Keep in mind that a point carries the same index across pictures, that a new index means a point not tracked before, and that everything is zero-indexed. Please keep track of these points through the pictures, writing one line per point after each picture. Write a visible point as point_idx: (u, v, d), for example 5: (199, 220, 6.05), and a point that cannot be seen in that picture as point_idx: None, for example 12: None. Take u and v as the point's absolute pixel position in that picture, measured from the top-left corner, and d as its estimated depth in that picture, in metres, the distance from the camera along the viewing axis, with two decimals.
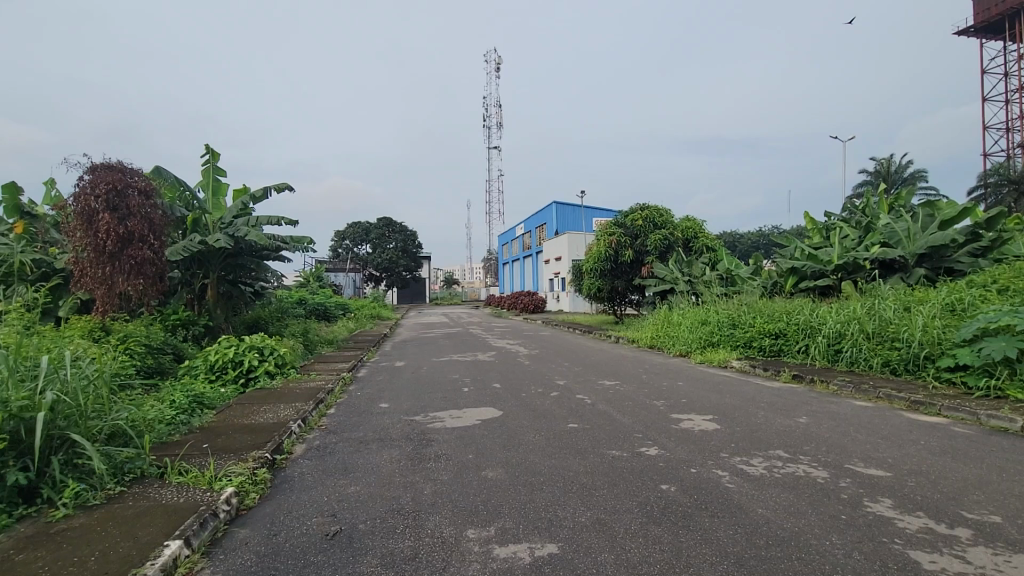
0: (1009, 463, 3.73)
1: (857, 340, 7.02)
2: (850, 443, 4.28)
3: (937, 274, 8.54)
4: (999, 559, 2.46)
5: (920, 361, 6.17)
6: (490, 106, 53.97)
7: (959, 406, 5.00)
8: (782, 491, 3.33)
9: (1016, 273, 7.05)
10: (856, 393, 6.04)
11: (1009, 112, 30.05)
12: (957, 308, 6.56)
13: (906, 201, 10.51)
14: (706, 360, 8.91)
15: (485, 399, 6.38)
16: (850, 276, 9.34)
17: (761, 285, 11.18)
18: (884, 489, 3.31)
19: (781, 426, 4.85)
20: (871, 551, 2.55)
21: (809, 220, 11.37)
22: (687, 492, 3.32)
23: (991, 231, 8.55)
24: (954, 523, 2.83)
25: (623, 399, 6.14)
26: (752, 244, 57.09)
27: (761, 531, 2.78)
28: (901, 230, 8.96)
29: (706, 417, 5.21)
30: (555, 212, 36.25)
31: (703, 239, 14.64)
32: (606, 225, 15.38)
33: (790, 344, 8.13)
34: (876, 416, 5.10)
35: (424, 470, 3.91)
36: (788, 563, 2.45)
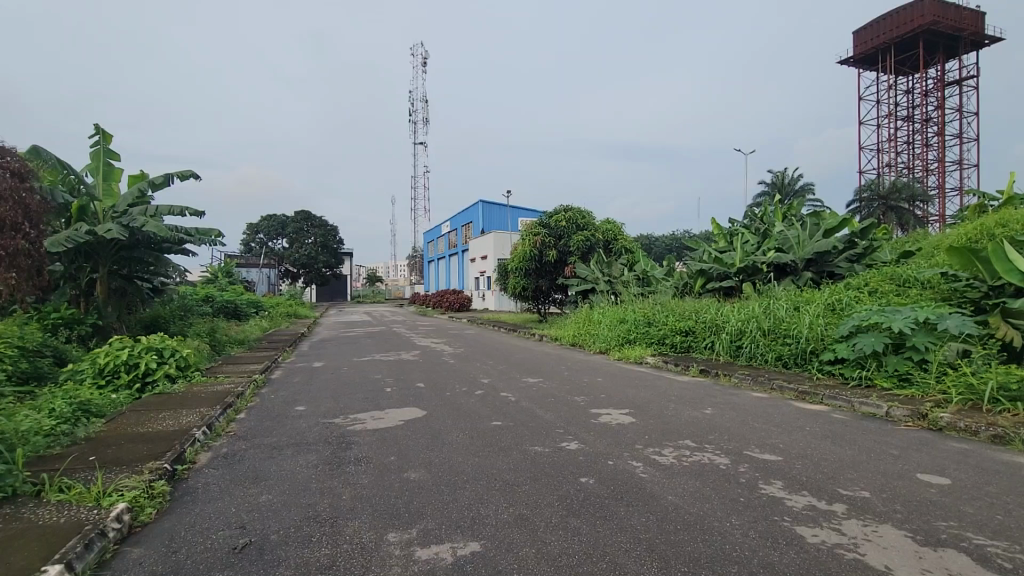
0: (875, 444, 4.27)
1: (755, 337, 7.68)
2: (747, 431, 4.68)
3: (821, 277, 9.54)
4: (868, 530, 2.81)
5: (806, 355, 6.87)
6: (416, 101, 53.02)
7: (837, 395, 5.64)
8: (689, 478, 3.58)
9: (884, 278, 8.06)
10: (754, 385, 6.62)
11: (881, 136, 34.10)
12: (836, 308, 7.38)
13: (798, 211, 11.64)
14: (623, 357, 9.36)
15: (409, 399, 6.28)
16: (750, 278, 10.19)
17: (673, 285, 11.90)
18: (776, 472, 3.67)
19: (689, 417, 5.21)
20: (765, 529, 2.82)
21: (716, 225, 12.26)
22: (604, 484, 3.48)
23: (865, 241, 9.69)
24: (832, 500, 3.19)
25: (545, 396, 6.30)
26: (666, 247, 60.53)
27: (671, 517, 2.98)
28: (793, 237, 9.91)
29: (623, 411, 5.47)
30: (481, 211, 36.29)
31: (622, 241, 15.33)
32: (531, 225, 15.66)
33: (698, 341, 8.73)
34: (770, 406, 5.62)
35: (343, 474, 3.79)
36: (693, 545, 2.66)
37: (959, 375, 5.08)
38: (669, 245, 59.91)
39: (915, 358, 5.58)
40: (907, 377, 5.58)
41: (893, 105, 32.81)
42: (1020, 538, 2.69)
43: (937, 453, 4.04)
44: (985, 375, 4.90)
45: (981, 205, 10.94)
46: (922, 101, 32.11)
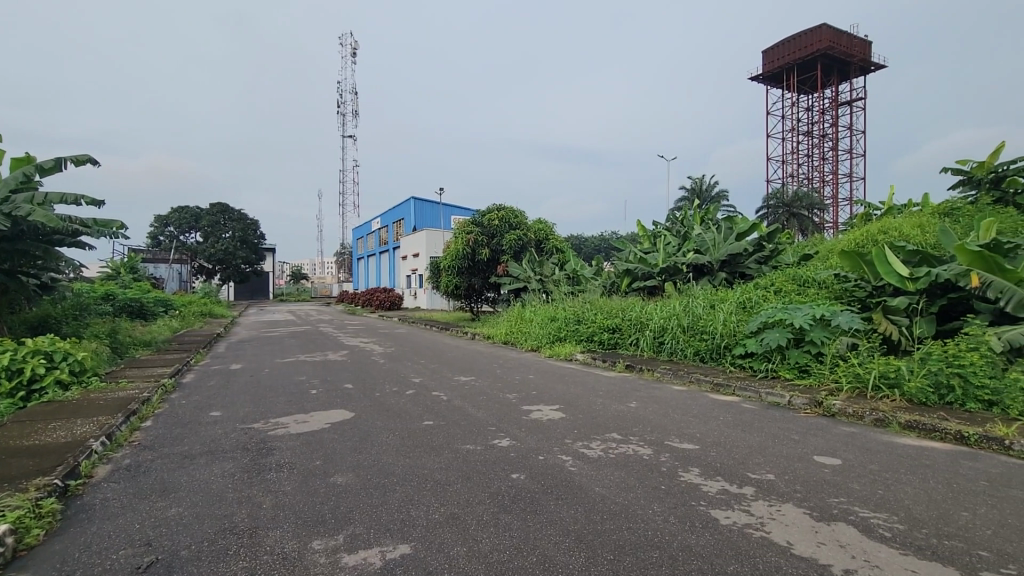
0: (779, 430, 4.67)
1: (675, 333, 8.12)
2: (668, 422, 4.95)
3: (734, 278, 10.27)
4: (772, 509, 3.07)
5: (721, 349, 7.37)
6: (345, 92, 51.17)
7: (747, 386, 6.11)
8: (615, 469, 3.74)
9: (787, 278, 8.81)
10: (674, 379, 7.01)
11: (785, 148, 37.25)
12: (747, 306, 7.97)
13: (714, 216, 12.44)
14: (554, 354, 9.58)
15: (336, 400, 6.07)
16: (671, 278, 10.77)
17: (601, 284, 12.32)
18: (693, 460, 3.92)
19: (616, 410, 5.44)
20: (683, 514, 3.00)
21: (641, 227, 12.83)
22: (534, 479, 3.56)
23: (771, 244, 10.54)
24: (743, 483, 3.46)
25: (477, 394, 6.32)
26: (595, 247, 62.72)
27: (598, 508, 3.10)
28: (710, 240, 10.59)
29: (553, 407, 5.61)
30: (412, 208, 35.69)
31: (553, 241, 15.65)
32: (464, 223, 15.62)
33: (624, 338, 9.10)
34: (688, 398, 5.97)
35: (263, 481, 3.60)
36: (617, 534, 2.78)
37: (849, 366, 5.66)
38: (597, 246, 62.10)
39: (812, 351, 6.15)
40: (805, 368, 6.14)
41: (796, 121, 35.88)
42: (897, 509, 3.06)
43: (830, 436, 4.49)
44: (869, 365, 5.50)
45: (867, 214, 12.25)
46: (820, 119, 35.39)
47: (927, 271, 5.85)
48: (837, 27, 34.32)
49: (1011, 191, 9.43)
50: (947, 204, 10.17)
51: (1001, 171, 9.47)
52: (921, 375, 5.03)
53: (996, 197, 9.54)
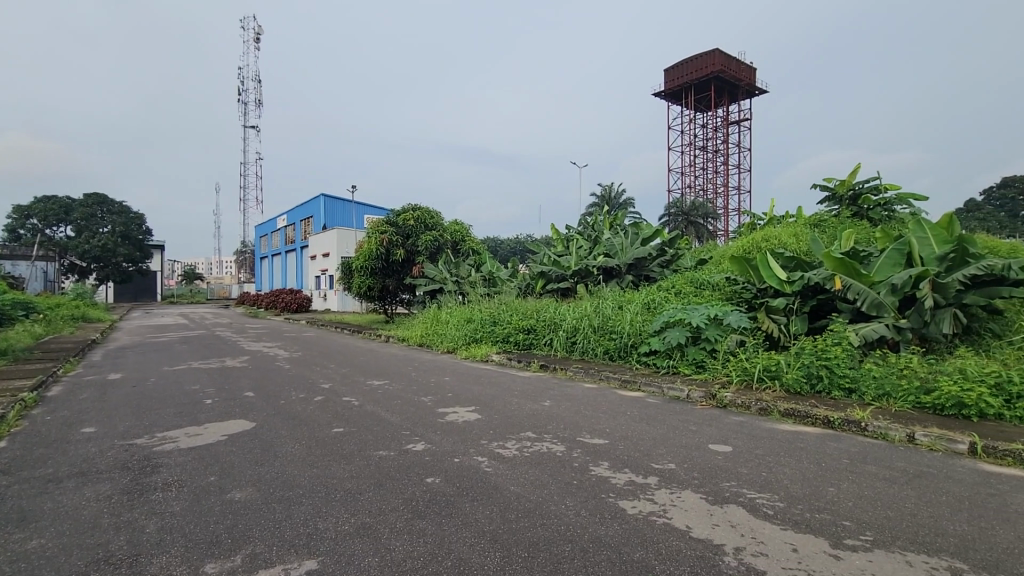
0: (679, 422, 5.02)
1: (586, 333, 8.45)
2: (580, 419, 5.14)
3: (639, 280, 10.89)
4: (673, 497, 3.30)
5: (628, 348, 7.78)
6: (247, 79, 47.79)
7: (651, 382, 6.50)
8: (530, 467, 3.82)
9: (686, 281, 9.50)
10: (585, 377, 7.29)
11: (684, 161, 40.15)
12: (651, 307, 8.49)
13: (621, 221, 13.11)
14: (470, 355, 9.59)
15: (236, 410, 5.64)
16: (583, 280, 11.18)
17: (517, 286, 12.54)
18: (603, 454, 4.10)
19: (530, 410, 5.55)
20: (594, 507, 3.14)
21: (555, 230, 13.20)
22: (449, 482, 3.54)
23: (672, 249, 11.31)
24: (648, 473, 3.68)
25: (391, 398, 6.16)
26: (510, 249, 63.65)
27: (513, 506, 3.15)
28: (618, 244, 11.16)
29: (469, 408, 5.61)
30: (322, 205, 34.07)
31: (469, 243, 15.64)
32: (377, 223, 15.17)
33: (538, 338, 9.31)
34: (599, 395, 6.24)
35: (147, 503, 3.26)
36: (532, 531, 2.84)
37: (738, 361, 6.22)
38: (512, 248, 63.14)
39: (707, 347, 6.68)
40: (701, 363, 6.65)
41: (694, 136, 38.82)
42: (778, 489, 3.41)
43: (722, 425, 4.90)
44: (754, 360, 6.07)
45: (752, 224, 13.54)
46: (714, 135, 38.56)
47: (800, 275, 6.59)
48: (728, 53, 37.60)
49: (865, 207, 10.87)
50: (816, 216, 11.51)
51: (858, 189, 10.88)
52: (796, 368, 5.64)
53: (854, 211, 10.95)
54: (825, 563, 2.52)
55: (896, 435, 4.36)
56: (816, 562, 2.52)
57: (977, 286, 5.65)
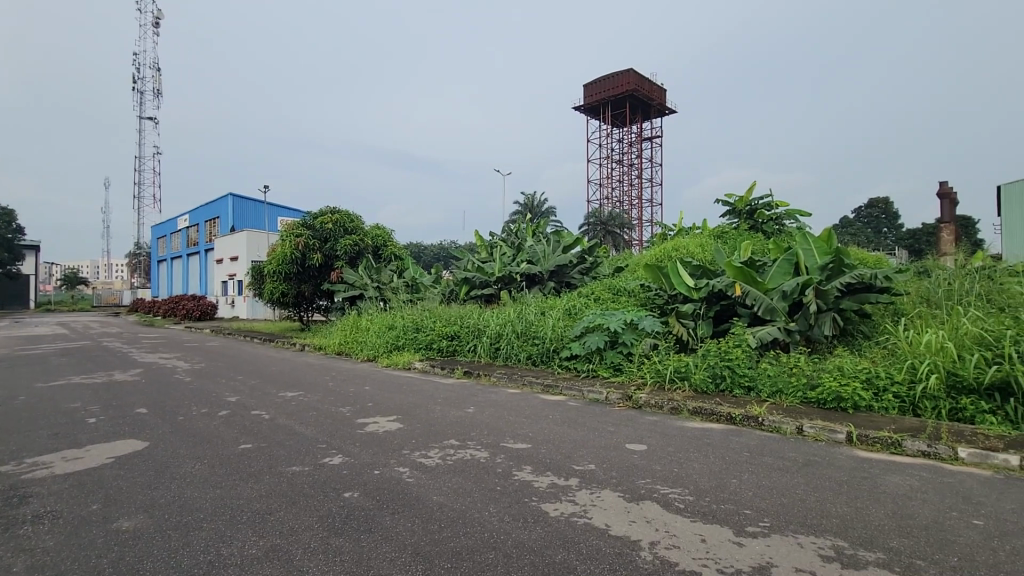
0: (598, 424, 5.20)
1: (510, 339, 8.53)
2: (503, 425, 5.17)
3: (561, 287, 11.19)
4: (594, 497, 3.40)
5: (550, 353, 7.95)
6: (144, 66, 43.80)
7: (572, 385, 6.68)
8: (453, 475, 3.78)
9: (605, 288, 9.89)
10: (509, 383, 7.35)
11: (603, 173, 41.94)
12: (572, 313, 8.76)
13: (543, 230, 13.41)
14: (391, 363, 9.35)
15: (124, 429, 5.08)
16: (506, 286, 11.28)
17: (440, 293, 12.41)
18: (526, 458, 4.15)
19: (453, 417, 5.50)
20: (517, 512, 3.16)
21: (479, 237, 13.23)
22: (368, 495, 3.41)
23: (592, 257, 11.72)
24: (569, 475, 3.77)
25: (305, 410, 5.85)
26: (434, 255, 63.04)
27: (435, 517, 3.09)
28: (540, 251, 11.41)
29: (390, 418, 5.46)
30: (230, 206, 31.85)
31: (391, 248, 15.26)
32: (292, 225, 14.43)
33: (462, 345, 9.26)
34: (522, 400, 6.31)
35: (11, 539, 2.85)
36: (455, 540, 2.81)
37: (652, 364, 6.56)
38: (436, 254, 62.61)
39: (624, 351, 6.99)
40: (618, 366, 6.95)
41: (611, 149, 40.67)
42: (688, 483, 3.63)
43: (638, 425, 5.13)
44: (666, 362, 6.43)
45: (663, 234, 14.39)
46: (629, 150, 40.65)
47: (706, 283, 7.08)
48: (642, 73, 39.90)
49: (760, 221, 11.94)
50: (719, 228, 12.46)
51: (754, 205, 11.91)
52: (703, 369, 6.05)
53: (751, 225, 11.95)
54: (730, 550, 2.71)
55: (787, 428, 4.80)
56: (722, 551, 2.70)
57: (852, 293, 6.36)
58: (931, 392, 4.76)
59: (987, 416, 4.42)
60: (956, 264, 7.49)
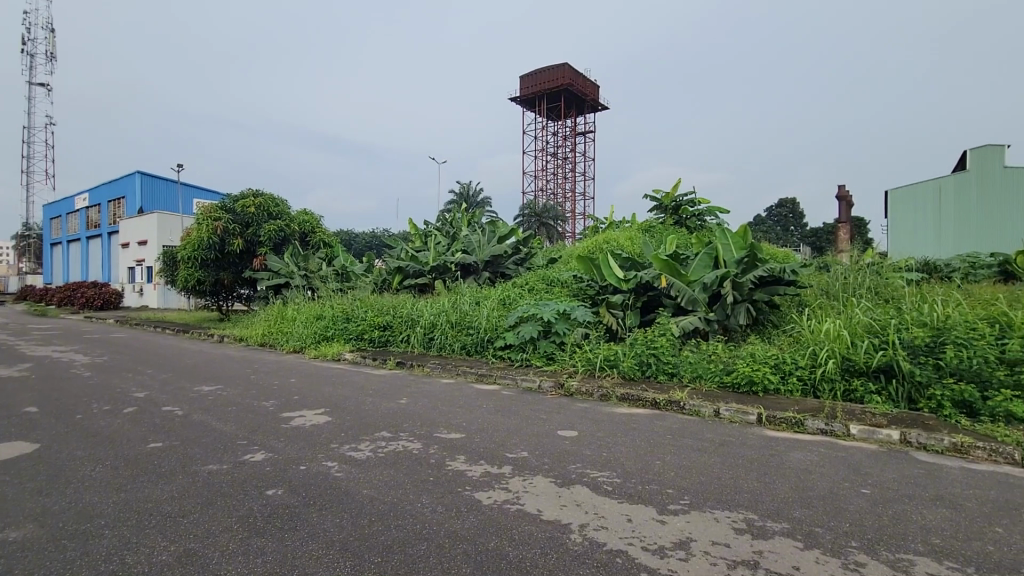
0: (531, 412, 5.29)
1: (444, 329, 8.46)
2: (437, 415, 5.14)
3: (495, 277, 11.22)
4: (526, 483, 3.47)
5: (484, 342, 7.98)
6: (33, 25, 39.10)
7: (506, 374, 6.75)
8: (384, 468, 3.71)
9: (539, 278, 10.04)
10: (443, 373, 7.30)
11: (538, 165, 42.35)
12: (506, 302, 8.84)
13: (478, 220, 13.36)
14: (319, 354, 9.00)
15: (9, 430, 4.55)
16: (441, 276, 11.16)
17: (372, 282, 12.09)
18: (458, 448, 4.15)
19: (385, 408, 5.39)
20: (450, 502, 3.16)
21: (413, 225, 12.96)
22: (293, 492, 3.27)
23: (526, 248, 11.83)
24: (502, 463, 3.81)
25: (225, 405, 5.51)
26: (366, 244, 61.20)
27: (365, 511, 3.02)
28: (475, 242, 11.36)
29: (317, 411, 5.25)
30: (138, 184, 29.27)
31: (320, 234, 14.61)
32: (210, 208, 13.46)
33: (395, 335, 9.06)
34: (456, 390, 6.29)
35: None
36: (385, 534, 2.76)
37: (583, 352, 6.76)
38: (367, 243, 60.83)
39: (556, 341, 7.15)
40: (551, 355, 7.10)
41: (546, 142, 41.10)
42: (615, 466, 3.78)
43: (569, 412, 5.28)
44: (596, 351, 6.66)
45: (595, 227, 14.79)
46: (563, 143, 41.31)
47: (634, 274, 7.36)
48: (576, 69, 40.54)
49: (685, 217, 12.57)
50: (647, 223, 12.98)
51: (679, 201, 12.51)
52: (630, 357, 6.31)
53: (676, 220, 12.55)
54: (653, 528, 2.86)
55: (706, 412, 5.12)
56: (646, 529, 2.85)
57: (764, 285, 6.85)
58: (829, 375, 5.24)
59: (874, 395, 4.95)
60: (851, 259, 8.27)
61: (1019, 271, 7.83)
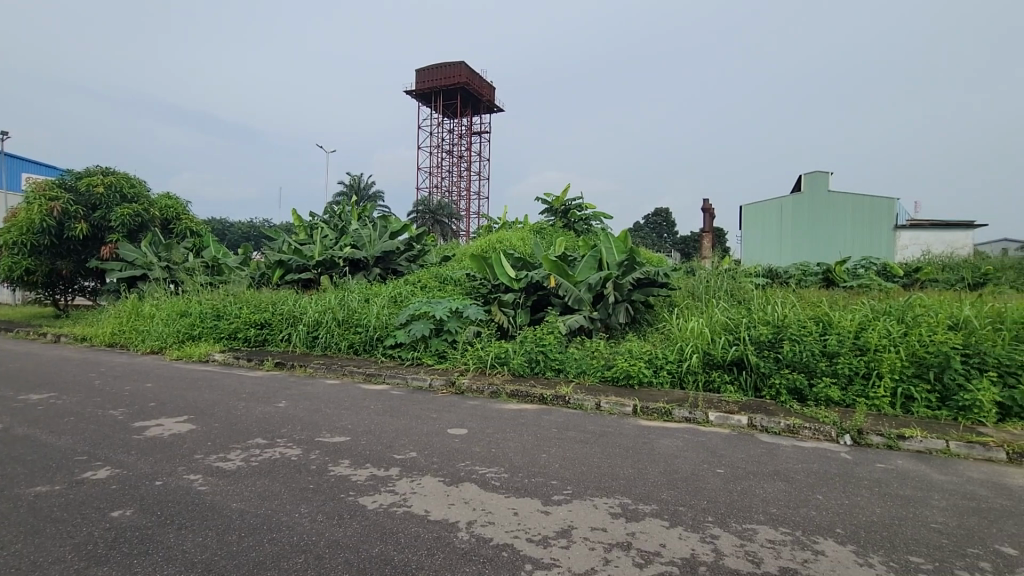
0: (421, 411, 5.23)
1: (329, 327, 8.04)
2: (319, 418, 4.87)
3: (386, 274, 10.89)
4: (414, 485, 3.41)
5: (374, 341, 7.72)
6: None
7: (396, 373, 6.59)
8: (257, 478, 3.43)
9: (431, 276, 9.96)
10: (328, 374, 6.93)
11: (433, 161, 41.81)
12: (397, 300, 8.65)
13: (370, 214, 12.90)
14: (183, 355, 8.08)
15: None
16: (328, 271, 10.56)
17: (249, 276, 11.13)
18: (342, 452, 3.97)
19: (260, 413, 4.99)
20: (331, 509, 3.01)
21: (297, 216, 12.17)
22: (147, 512, 2.91)
23: (419, 245, 11.63)
24: (389, 465, 3.72)
25: (57, 415, 4.72)
26: (243, 234, 56.17)
27: (234, 526, 2.78)
28: (366, 236, 10.95)
29: (178, 419, 4.71)
30: None
31: (187, 221, 13.10)
32: (43, 184, 11.46)
33: (274, 334, 8.41)
34: (341, 391, 6.01)
35: None
36: (257, 550, 2.56)
37: (475, 350, 6.82)
38: (244, 233, 55.85)
39: (448, 339, 7.13)
40: (443, 354, 7.07)
41: (441, 138, 40.74)
42: (503, 461, 3.88)
43: (459, 410, 5.31)
44: (487, 349, 6.76)
45: (489, 227, 14.97)
46: (458, 142, 41.24)
47: (525, 275, 7.58)
48: (472, 69, 40.64)
49: (573, 220, 13.19)
50: (539, 224, 13.45)
51: (569, 206, 13.15)
52: (520, 354, 6.50)
53: (565, 223, 13.16)
54: (538, 520, 2.97)
55: (588, 405, 5.43)
56: (531, 521, 2.95)
57: (641, 287, 7.43)
58: (693, 368, 5.83)
59: (728, 385, 5.61)
60: (712, 265, 9.29)
61: (837, 279, 9.34)
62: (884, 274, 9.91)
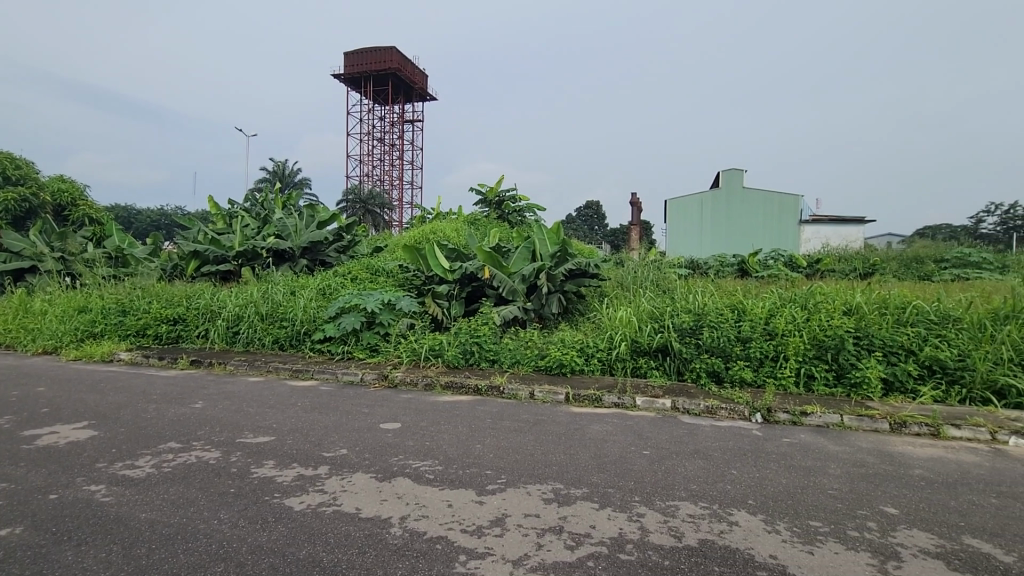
0: (352, 406, 5.09)
1: (251, 321, 7.60)
2: (241, 418, 4.61)
3: (314, 265, 10.43)
4: (344, 483, 3.32)
5: (301, 335, 7.38)
6: None
7: (325, 369, 6.35)
8: (170, 485, 3.20)
9: (362, 267, 9.66)
10: (250, 371, 6.57)
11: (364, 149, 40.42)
12: (326, 292, 8.32)
13: (296, 202, 12.29)
14: (82, 355, 7.36)
15: None
16: (249, 262, 9.98)
17: (159, 267, 10.30)
18: (266, 453, 3.78)
19: (174, 415, 4.64)
20: (254, 513, 2.87)
21: (213, 204, 11.37)
22: (40, 529, 2.63)
23: (349, 235, 11.23)
24: (317, 464, 3.59)
25: None
26: (152, 223, 51.72)
27: (143, 538, 2.58)
28: (291, 226, 10.42)
29: (77, 425, 4.29)
30: None
31: (84, 208, 11.89)
32: None
33: (189, 329, 7.83)
34: (266, 388, 5.72)
35: None
36: (172, 562, 2.40)
37: (408, 343, 6.71)
38: (153, 222, 51.40)
39: (381, 331, 6.96)
40: (375, 347, 6.89)
41: (372, 126, 39.44)
42: (437, 454, 3.86)
43: (392, 404, 5.21)
44: (421, 341, 6.67)
45: (422, 217, 14.74)
46: (390, 129, 40.11)
47: (459, 266, 7.53)
48: (403, 56, 39.58)
49: (507, 212, 13.26)
50: (473, 215, 13.40)
51: (502, 197, 13.19)
52: (454, 346, 6.47)
53: (499, 215, 13.20)
54: (472, 510, 2.99)
55: (522, 394, 5.51)
56: (465, 511, 2.97)
57: (573, 277, 7.60)
58: (622, 356, 6.07)
59: (654, 370, 5.89)
60: (640, 256, 9.67)
61: (750, 269, 10.03)
62: (791, 265, 10.76)
